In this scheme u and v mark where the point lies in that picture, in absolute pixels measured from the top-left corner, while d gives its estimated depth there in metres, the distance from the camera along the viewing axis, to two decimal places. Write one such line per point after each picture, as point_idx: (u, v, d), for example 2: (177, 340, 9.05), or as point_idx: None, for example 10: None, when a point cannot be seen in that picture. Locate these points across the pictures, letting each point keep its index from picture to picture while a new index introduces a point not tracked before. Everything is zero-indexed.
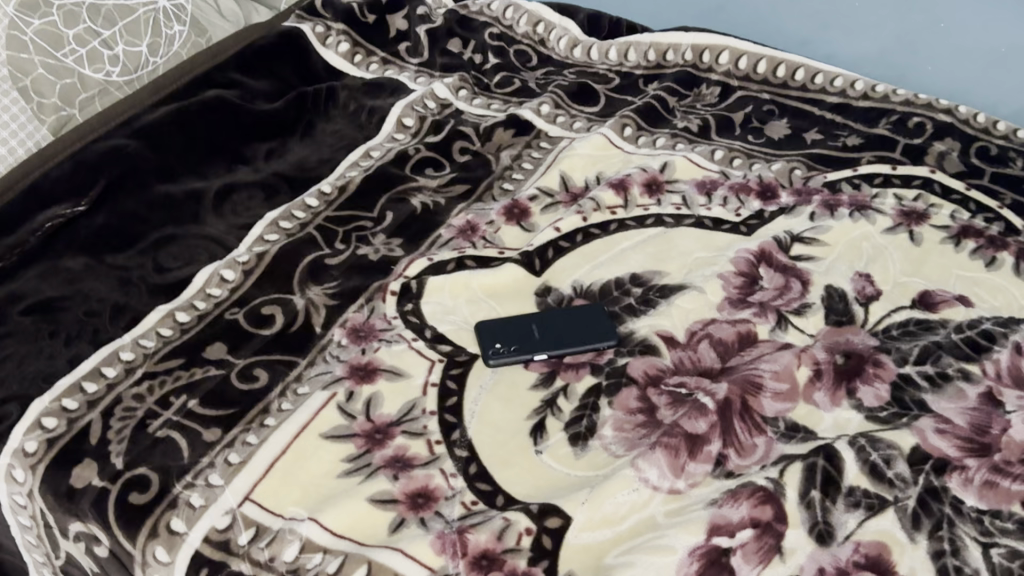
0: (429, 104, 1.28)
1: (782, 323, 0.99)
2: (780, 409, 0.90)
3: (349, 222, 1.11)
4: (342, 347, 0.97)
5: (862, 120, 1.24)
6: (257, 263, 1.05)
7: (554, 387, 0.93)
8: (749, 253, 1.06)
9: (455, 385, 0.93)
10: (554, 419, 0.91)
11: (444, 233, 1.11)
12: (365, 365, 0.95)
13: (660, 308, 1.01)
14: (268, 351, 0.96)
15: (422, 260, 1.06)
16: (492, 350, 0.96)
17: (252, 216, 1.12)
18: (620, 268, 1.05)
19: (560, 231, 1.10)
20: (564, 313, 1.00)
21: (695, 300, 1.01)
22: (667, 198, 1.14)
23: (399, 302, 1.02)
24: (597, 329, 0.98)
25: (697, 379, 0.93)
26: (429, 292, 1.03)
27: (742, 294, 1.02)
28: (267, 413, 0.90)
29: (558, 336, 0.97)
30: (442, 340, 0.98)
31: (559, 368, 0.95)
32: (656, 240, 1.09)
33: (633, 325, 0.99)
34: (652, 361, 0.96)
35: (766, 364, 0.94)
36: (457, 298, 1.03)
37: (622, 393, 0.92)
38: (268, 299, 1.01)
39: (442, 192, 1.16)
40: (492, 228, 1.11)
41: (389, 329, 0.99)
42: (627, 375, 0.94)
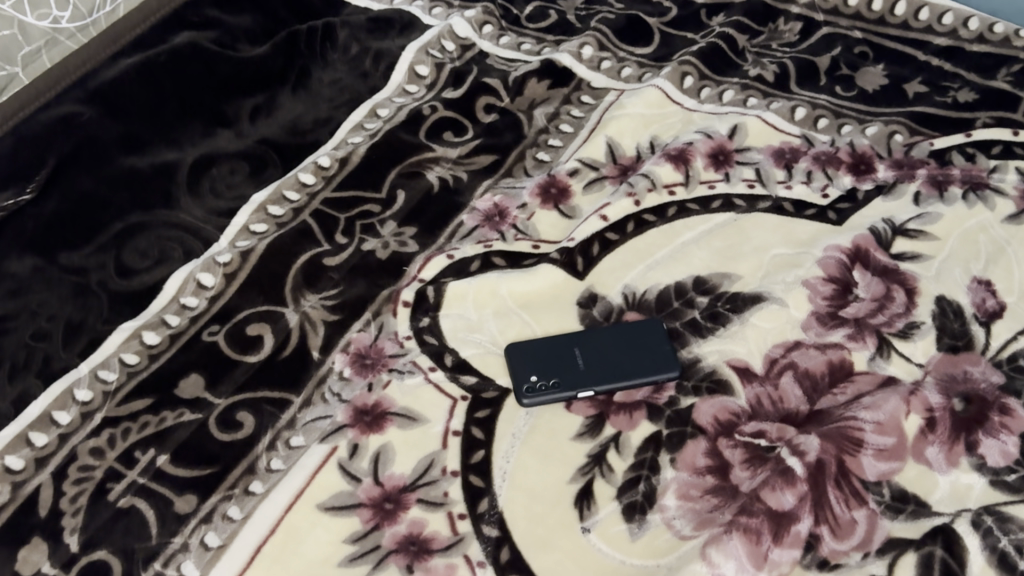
0: (447, 45, 1.07)
1: (883, 349, 0.80)
2: (884, 471, 0.73)
3: (354, 206, 0.93)
4: (344, 380, 0.80)
5: (976, 68, 1.02)
6: (241, 264, 0.87)
7: (603, 437, 0.76)
8: (841, 252, 0.87)
9: (482, 435, 0.76)
10: (604, 481, 0.74)
11: (467, 219, 0.92)
12: (372, 408, 0.77)
13: (734, 325, 0.82)
14: (255, 387, 0.79)
15: (440, 258, 0.88)
16: (527, 386, 0.78)
17: (237, 198, 0.93)
18: (680, 270, 0.87)
19: (608, 219, 0.90)
20: (616, 333, 0.82)
21: (774, 315, 0.83)
22: (737, 173, 0.94)
23: (413, 316, 0.84)
24: (656, 357, 0.80)
25: (779, 428, 0.76)
26: (449, 302, 0.85)
27: (833, 308, 0.83)
28: (253, 475, 0.74)
29: (609, 367, 0.79)
30: (466, 369, 0.81)
31: (610, 410, 0.78)
32: (723, 231, 0.90)
33: (700, 349, 0.81)
34: (723, 402, 0.78)
35: (866, 408, 0.76)
36: (484, 310, 0.85)
37: (688, 447, 0.75)
38: (255, 313, 0.84)
39: (463, 164, 0.96)
40: (525, 213, 0.92)
41: (402, 356, 0.81)
42: (693, 423, 0.77)
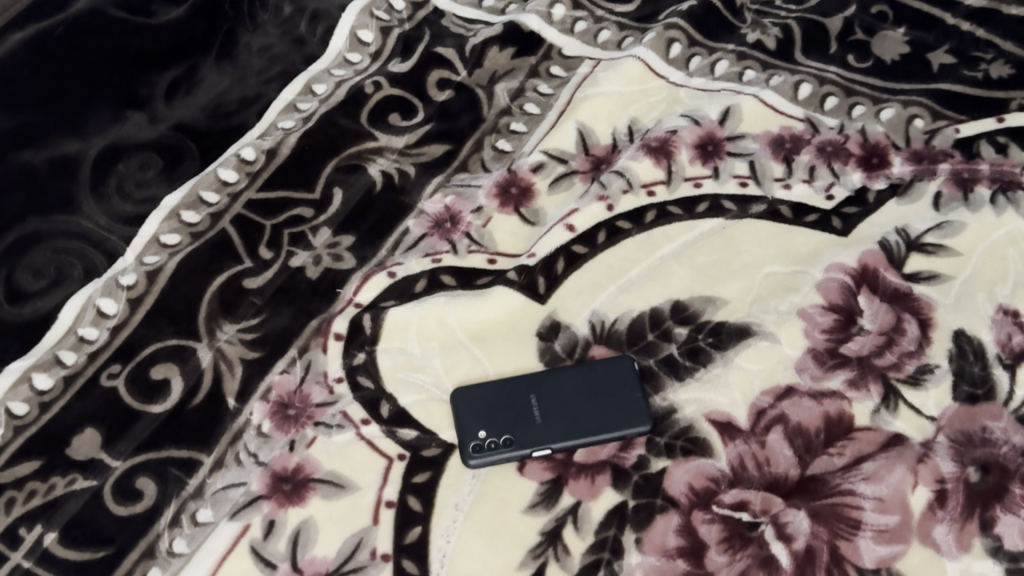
0: (396, 3, 0.92)
1: (889, 399, 0.69)
2: (884, 556, 0.63)
3: (282, 209, 0.80)
4: (263, 437, 0.69)
5: (1015, 36, 0.87)
6: (147, 289, 0.76)
7: (560, 509, 0.66)
8: (846, 274, 0.74)
9: (420, 506, 0.66)
10: (559, 566, 0.63)
11: (414, 224, 0.79)
12: (293, 474, 0.67)
13: (717, 366, 0.71)
14: (159, 445, 0.69)
15: (380, 277, 0.76)
16: (473, 445, 0.67)
17: (146, 201, 0.80)
18: (658, 292, 0.75)
19: (575, 229, 0.78)
20: (576, 376, 0.70)
21: (764, 354, 0.71)
22: (727, 167, 0.81)
23: (346, 352, 0.73)
24: (624, 408, 0.69)
25: (764, 500, 0.65)
26: (388, 334, 0.73)
27: (832, 346, 0.71)
28: (152, 561, 0.64)
29: (567, 420, 0.68)
30: (404, 422, 0.70)
31: (569, 474, 0.67)
32: (710, 241, 0.77)
33: (677, 396, 0.70)
34: (700, 465, 0.67)
35: (866, 478, 0.65)
36: (428, 344, 0.73)
37: (657, 522, 0.65)
38: (163, 349, 0.73)
39: (410, 155, 0.83)
40: (480, 219, 0.79)
41: (331, 404, 0.70)
42: (664, 493, 0.66)
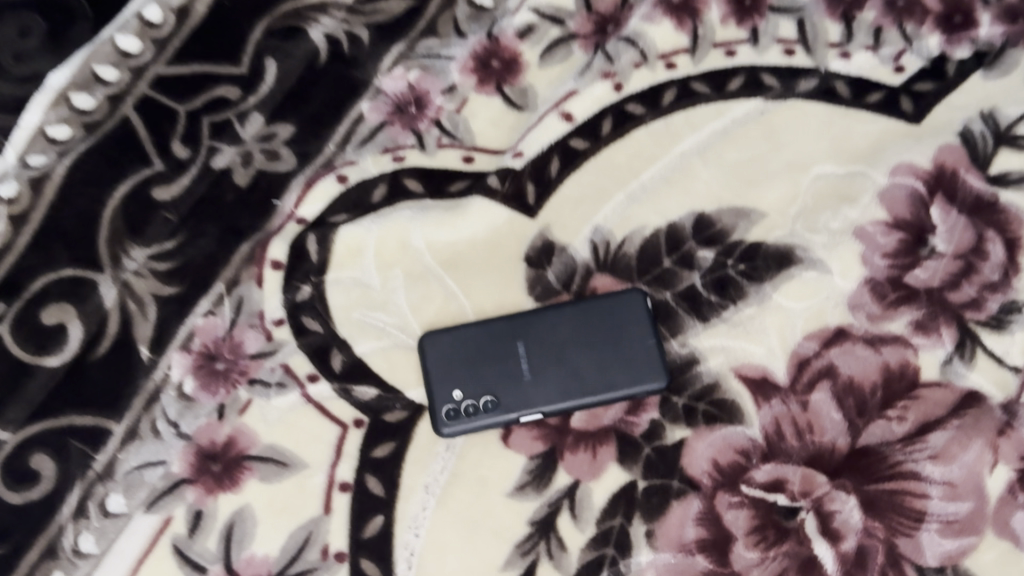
0: None
1: (963, 346, 0.55)
2: (950, 553, 0.51)
3: (200, 89, 0.61)
4: (185, 401, 0.56)
5: None
6: (32, 202, 0.59)
7: (554, 491, 0.54)
8: (917, 179, 0.58)
9: (381, 489, 0.54)
10: (552, 566, 0.52)
11: (369, 108, 0.62)
12: (223, 451, 0.54)
13: (751, 305, 0.56)
14: (57, 410, 0.55)
15: (328, 183, 0.60)
16: (447, 409, 0.54)
17: (26, 79, 0.60)
18: (678, 201, 0.59)
19: (573, 119, 0.62)
20: (574, 316, 0.56)
21: (810, 289, 0.56)
22: (769, 29, 0.63)
23: (287, 285, 0.58)
24: (633, 359, 0.55)
25: (805, 478, 0.53)
26: (340, 260, 0.59)
27: (895, 275, 0.57)
28: (55, 562, 0.53)
29: (563, 374, 0.55)
30: (360, 377, 0.56)
31: (565, 446, 0.55)
32: (745, 131, 0.61)
33: (699, 343, 0.56)
34: (727, 435, 0.54)
35: (933, 456, 0.53)
36: (390, 272, 0.59)
37: (673, 508, 0.53)
38: (55, 282, 0.58)
39: (363, 14, 0.63)
40: (453, 102, 0.62)
41: (269, 356, 0.57)
42: (682, 471, 0.54)
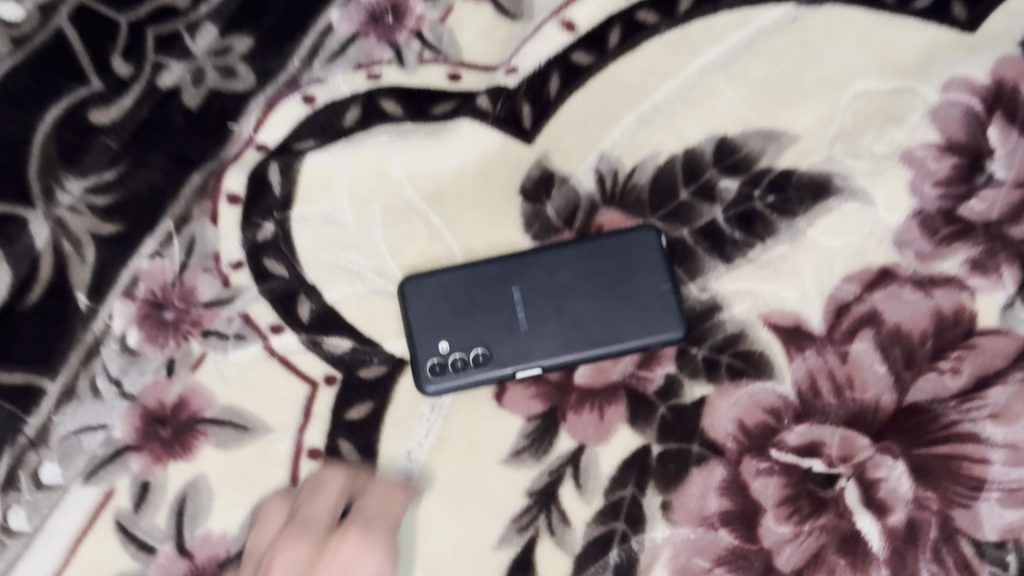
0: None
1: None
2: (1013, 527, 0.44)
3: None
4: (130, 356, 0.49)
5: None
6: None
7: (555, 457, 0.47)
8: (972, 97, 0.50)
9: (356, 457, 0.47)
10: (554, 543, 0.45)
11: (337, 17, 0.53)
12: (173, 413, 0.47)
13: (782, 243, 0.49)
14: None
15: (292, 105, 0.52)
16: (432, 364, 0.47)
17: None
18: (697, 124, 0.51)
19: (576, 29, 0.53)
20: (577, 257, 0.49)
21: (851, 223, 0.49)
22: None
23: (246, 222, 0.50)
24: (646, 305, 0.47)
25: (845, 441, 0.46)
26: (307, 193, 0.51)
27: (948, 207, 0.49)
28: None
29: (565, 323, 0.47)
30: (331, 327, 0.49)
31: (567, 405, 0.47)
32: (774, 42, 0.52)
33: (722, 287, 0.48)
34: (755, 392, 0.47)
35: (994, 415, 0.45)
36: (365, 207, 0.51)
37: (692, 476, 0.46)
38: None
39: None
40: (437, 10, 0.53)
41: (226, 304, 0.49)
42: (703, 434, 0.46)
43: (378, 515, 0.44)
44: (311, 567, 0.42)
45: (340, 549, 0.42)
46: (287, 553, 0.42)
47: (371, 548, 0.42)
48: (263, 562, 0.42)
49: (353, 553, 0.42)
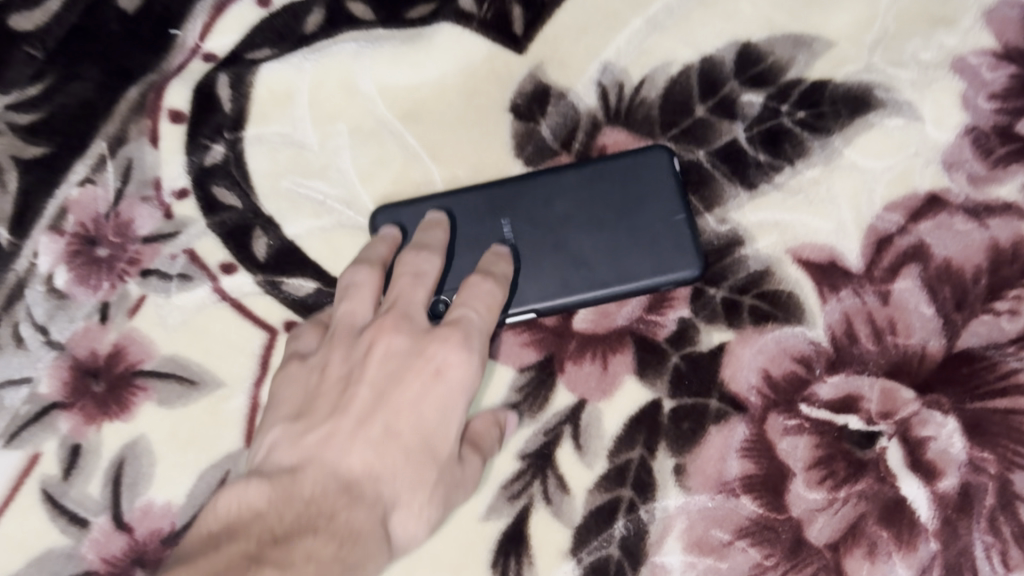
0: None
1: None
2: None
3: None
4: (58, 299, 0.42)
5: None
6: None
7: (551, 415, 0.40)
8: None
9: None
10: (550, 514, 0.39)
11: None
12: (107, 366, 0.41)
13: (815, 166, 0.42)
14: None
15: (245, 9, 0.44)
16: None
17: None
18: (716, 30, 0.44)
19: None
20: (577, 184, 0.42)
21: (893, 142, 0.42)
22: None
23: (191, 143, 0.44)
24: (658, 241, 0.41)
25: (886, 395, 0.39)
26: (263, 110, 0.44)
27: (1005, 123, 0.42)
28: None
29: (562, 259, 0.41)
30: (290, 266, 0.42)
31: (565, 354, 0.41)
32: None
33: (744, 218, 0.42)
34: (783, 339, 0.40)
35: None
36: (330, 126, 0.44)
37: (710, 436, 0.40)
38: None
39: None
40: None
41: (169, 239, 0.43)
42: (722, 387, 0.40)
43: (481, 305, 0.36)
44: (408, 360, 0.34)
45: (439, 350, 0.34)
46: (391, 333, 0.35)
47: (471, 358, 0.34)
48: (367, 336, 0.35)
49: (452, 355, 0.34)
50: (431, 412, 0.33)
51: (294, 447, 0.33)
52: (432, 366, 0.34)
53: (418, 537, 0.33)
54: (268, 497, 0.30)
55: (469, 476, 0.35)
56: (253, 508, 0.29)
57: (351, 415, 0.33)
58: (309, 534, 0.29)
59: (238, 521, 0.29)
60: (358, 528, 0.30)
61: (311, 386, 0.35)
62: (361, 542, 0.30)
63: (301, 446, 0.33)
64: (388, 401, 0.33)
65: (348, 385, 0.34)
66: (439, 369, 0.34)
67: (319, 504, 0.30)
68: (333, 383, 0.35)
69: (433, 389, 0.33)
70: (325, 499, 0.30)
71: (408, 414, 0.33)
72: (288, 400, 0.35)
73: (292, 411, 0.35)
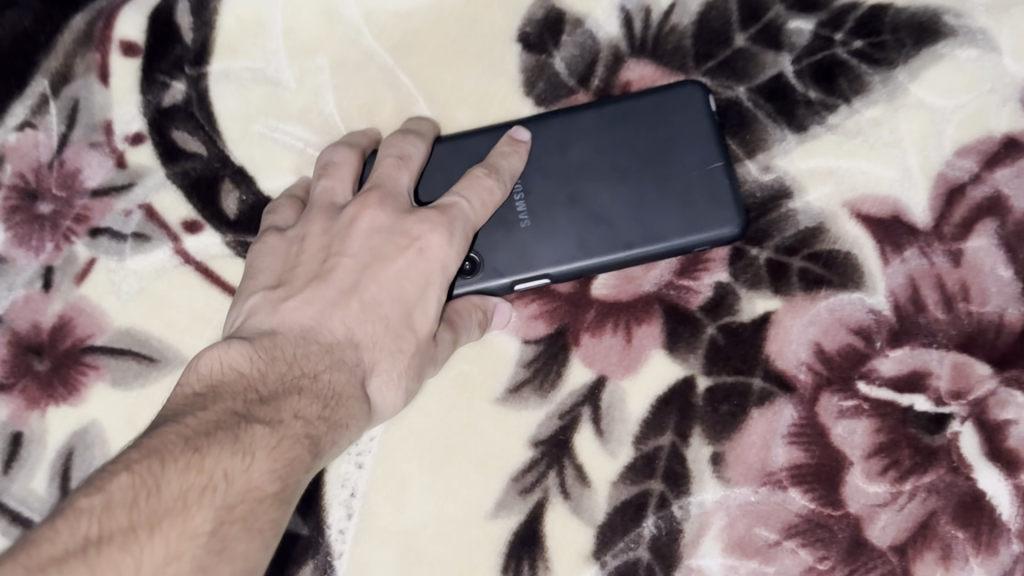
0: None
1: None
2: None
3: None
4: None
5: None
6: None
7: (568, 395, 0.35)
8: None
9: None
10: (569, 510, 0.34)
11: None
12: (54, 341, 0.35)
13: (875, 105, 0.36)
14: None
15: None
16: None
17: None
18: None
19: None
20: (595, 127, 0.36)
21: (966, 77, 0.36)
22: None
23: (147, 81, 0.37)
24: (690, 191, 0.35)
25: (958, 371, 0.34)
26: (230, 41, 0.38)
27: None
28: None
29: (579, 215, 0.35)
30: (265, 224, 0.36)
31: (582, 326, 0.35)
32: None
33: (792, 165, 0.36)
34: (837, 306, 0.35)
35: None
36: (310, 61, 0.38)
37: (753, 421, 0.34)
38: None
39: None
40: None
41: (123, 192, 0.37)
42: (767, 363, 0.35)
43: (476, 196, 0.32)
44: (392, 237, 0.31)
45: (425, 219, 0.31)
46: (375, 210, 0.32)
47: (456, 239, 0.31)
48: (349, 211, 0.32)
49: (435, 236, 0.31)
50: (412, 287, 0.31)
51: (271, 315, 0.30)
52: (414, 245, 0.31)
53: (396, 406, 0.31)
54: (248, 358, 0.28)
55: (445, 352, 0.32)
56: (238, 370, 0.28)
57: (335, 284, 0.31)
58: (293, 395, 0.28)
59: (224, 382, 0.27)
60: (339, 391, 0.29)
61: (289, 257, 0.32)
62: (343, 403, 0.29)
63: (279, 313, 0.30)
64: (372, 278, 0.31)
65: (328, 256, 0.32)
66: (422, 247, 0.31)
67: (301, 363, 0.29)
68: (312, 253, 0.32)
69: (415, 268, 0.31)
70: (306, 359, 0.29)
71: (387, 289, 0.31)
72: (267, 268, 0.33)
73: (272, 278, 0.32)
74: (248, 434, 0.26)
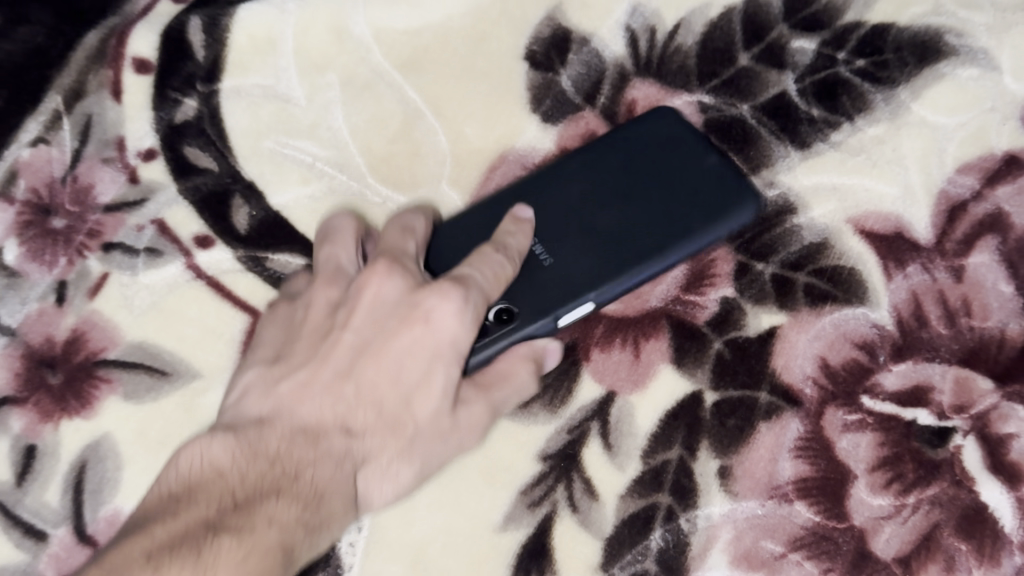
0: None
1: None
2: None
3: None
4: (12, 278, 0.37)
5: None
6: None
7: (576, 410, 0.35)
8: None
9: None
10: (577, 524, 0.35)
11: None
12: (66, 355, 0.36)
13: (878, 122, 0.37)
14: None
15: None
16: None
17: None
18: None
19: None
20: (589, 166, 0.36)
21: (966, 96, 0.37)
22: None
23: (160, 97, 0.38)
24: (697, 201, 0.35)
25: (961, 386, 0.34)
26: (241, 58, 0.38)
27: None
28: None
29: (594, 239, 0.35)
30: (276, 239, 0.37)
31: (591, 341, 0.36)
32: None
33: (796, 181, 0.36)
34: (842, 321, 0.35)
35: None
36: (320, 78, 0.38)
37: (759, 434, 0.35)
38: None
39: None
40: None
41: (135, 208, 0.37)
42: (772, 377, 0.35)
43: (489, 270, 0.32)
44: (398, 309, 0.30)
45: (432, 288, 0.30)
46: (383, 277, 0.31)
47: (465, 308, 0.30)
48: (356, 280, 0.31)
49: (444, 305, 0.30)
50: (415, 364, 0.30)
51: (265, 398, 0.30)
52: (420, 315, 0.30)
53: (389, 492, 0.30)
54: (230, 456, 0.28)
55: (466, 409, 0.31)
56: (217, 469, 0.28)
57: (331, 365, 0.30)
58: (271, 498, 0.28)
59: (200, 484, 0.27)
60: (320, 486, 0.29)
61: (293, 326, 0.32)
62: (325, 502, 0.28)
63: (271, 398, 0.30)
64: (371, 356, 0.30)
65: (330, 331, 0.31)
66: (428, 316, 0.30)
67: (284, 460, 0.28)
68: (312, 328, 0.31)
69: (418, 343, 0.30)
70: (291, 452, 0.29)
71: (384, 369, 0.30)
72: (268, 342, 0.32)
73: (271, 353, 0.32)
74: (214, 546, 0.26)
